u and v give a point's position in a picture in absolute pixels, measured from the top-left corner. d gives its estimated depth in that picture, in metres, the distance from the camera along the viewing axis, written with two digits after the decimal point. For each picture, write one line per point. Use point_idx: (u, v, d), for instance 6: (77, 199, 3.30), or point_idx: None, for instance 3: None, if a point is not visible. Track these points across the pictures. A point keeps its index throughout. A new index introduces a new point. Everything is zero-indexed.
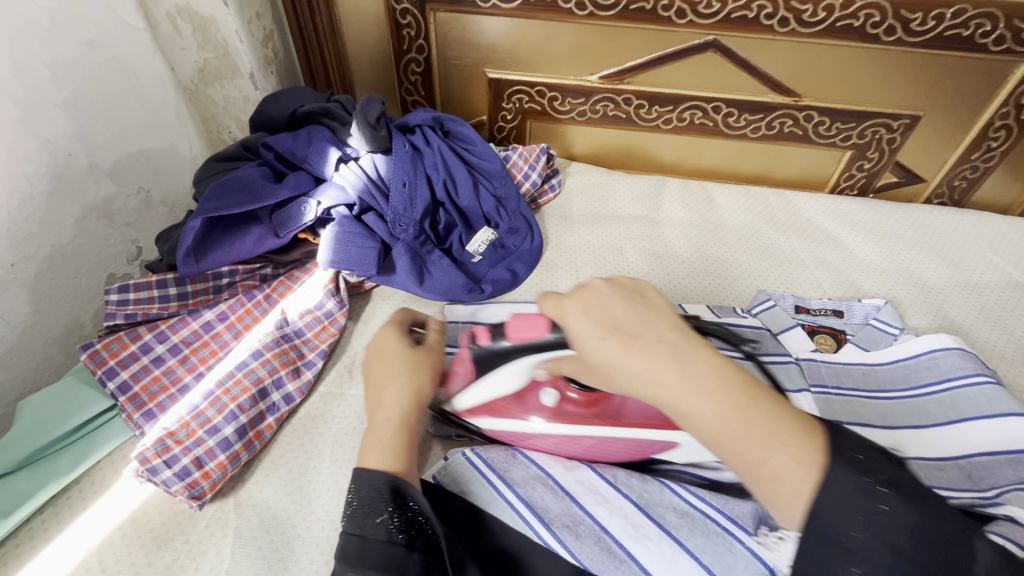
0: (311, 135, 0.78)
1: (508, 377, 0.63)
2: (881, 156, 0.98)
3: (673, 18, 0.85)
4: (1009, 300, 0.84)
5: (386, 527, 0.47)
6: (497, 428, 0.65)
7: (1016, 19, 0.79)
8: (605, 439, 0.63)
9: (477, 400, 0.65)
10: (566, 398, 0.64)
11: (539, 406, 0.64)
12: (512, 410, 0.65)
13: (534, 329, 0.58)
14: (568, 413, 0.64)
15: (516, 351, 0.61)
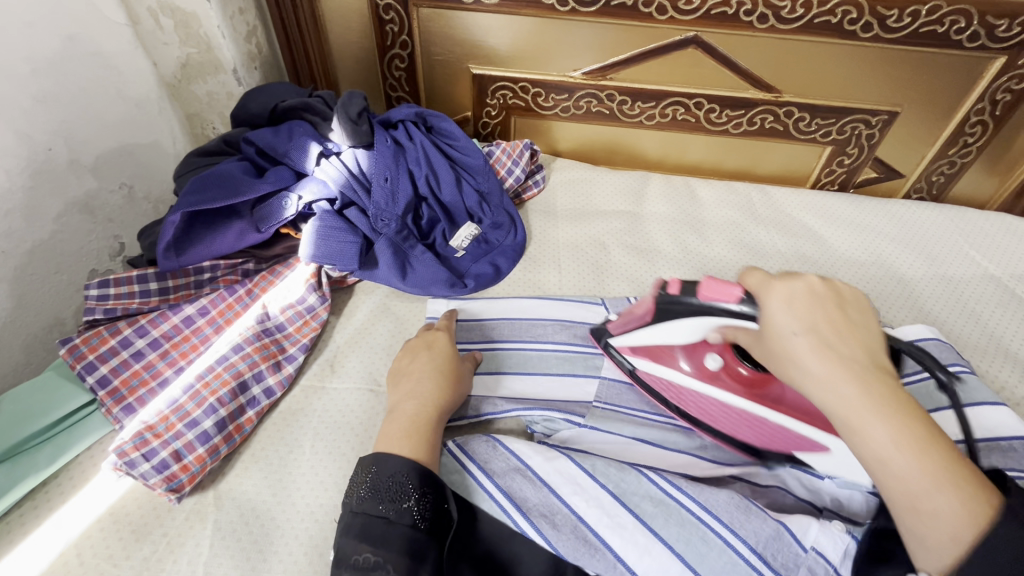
0: (292, 130, 0.78)
1: (680, 331, 0.63)
2: (861, 152, 0.99)
3: (655, 14, 0.86)
4: (983, 293, 0.85)
5: (411, 512, 0.48)
6: (654, 374, 0.68)
7: (990, 16, 0.80)
8: (750, 415, 0.63)
9: (638, 342, 0.68)
10: (727, 367, 0.65)
11: (699, 368, 0.66)
12: (675, 359, 0.67)
13: (727, 295, 0.54)
14: (724, 382, 0.65)
15: (701, 308, 0.58)
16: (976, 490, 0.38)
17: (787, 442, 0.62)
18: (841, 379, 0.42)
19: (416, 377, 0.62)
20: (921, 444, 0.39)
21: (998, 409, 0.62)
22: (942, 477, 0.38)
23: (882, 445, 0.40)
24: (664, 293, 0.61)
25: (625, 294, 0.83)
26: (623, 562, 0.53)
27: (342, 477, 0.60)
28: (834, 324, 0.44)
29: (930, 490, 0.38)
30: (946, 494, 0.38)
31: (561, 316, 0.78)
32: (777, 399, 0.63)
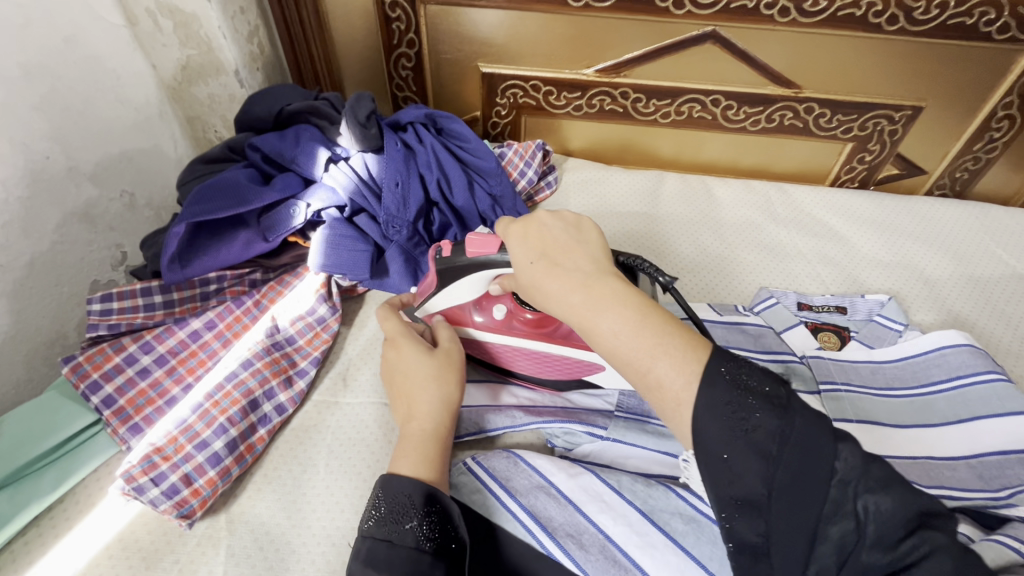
0: (299, 135, 0.75)
1: (456, 290, 0.63)
2: (883, 148, 0.96)
3: (671, 9, 0.83)
4: (1014, 293, 0.82)
5: (415, 533, 0.46)
6: (458, 336, 0.69)
7: (1021, 7, 0.77)
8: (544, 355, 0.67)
9: (455, 311, 0.68)
10: (518, 317, 0.68)
11: (489, 320, 0.68)
12: (469, 321, 0.68)
13: (487, 243, 0.57)
14: (515, 329, 0.68)
15: (467, 266, 0.60)
16: (696, 355, 0.39)
17: (568, 367, 0.67)
18: (571, 288, 0.43)
19: (409, 399, 0.56)
20: (638, 321, 0.40)
21: None
22: (655, 346, 0.39)
23: (608, 337, 0.41)
24: (439, 257, 0.62)
25: None
26: None
27: (359, 498, 0.58)
28: (569, 241, 0.47)
29: (649, 357, 0.39)
30: (660, 359, 0.39)
31: None
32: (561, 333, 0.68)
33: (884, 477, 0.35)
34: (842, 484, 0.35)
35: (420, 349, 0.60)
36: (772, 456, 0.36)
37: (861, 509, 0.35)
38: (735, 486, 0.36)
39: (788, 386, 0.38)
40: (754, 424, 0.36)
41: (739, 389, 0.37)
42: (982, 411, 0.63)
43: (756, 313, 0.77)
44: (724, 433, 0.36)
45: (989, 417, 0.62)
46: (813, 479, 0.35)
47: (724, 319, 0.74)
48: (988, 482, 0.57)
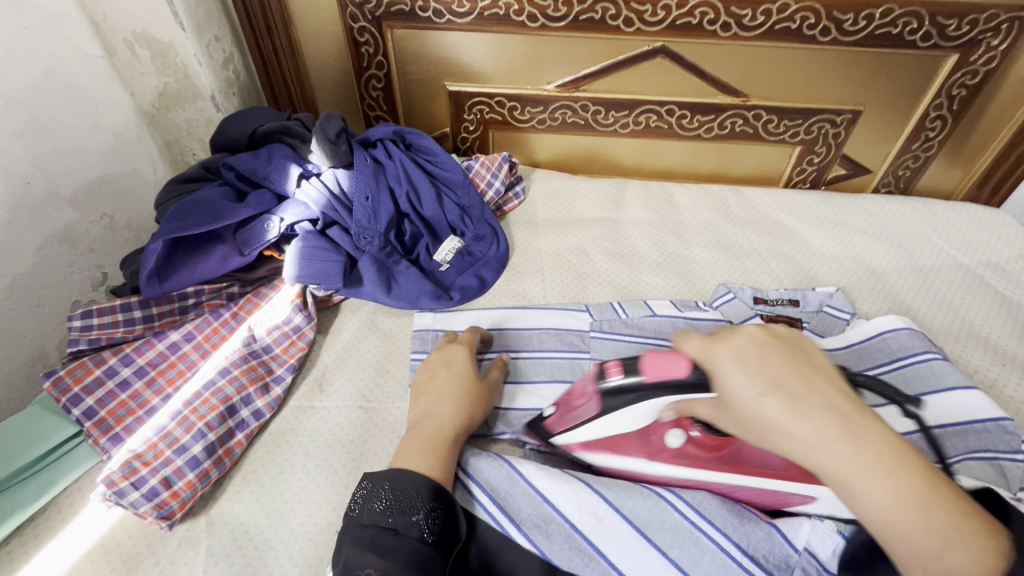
0: (272, 154, 0.79)
1: (636, 416, 0.56)
2: (829, 150, 1.03)
3: (622, 26, 0.89)
4: (953, 281, 0.88)
5: (420, 526, 0.49)
6: (614, 463, 0.61)
7: (940, 17, 0.84)
8: (725, 485, 0.57)
9: (588, 438, 0.60)
10: (689, 439, 0.57)
11: (660, 447, 0.59)
12: (633, 447, 0.59)
13: (676, 367, 0.51)
14: (689, 456, 0.57)
15: (648, 391, 0.53)
16: (971, 533, 0.38)
17: (768, 497, 0.57)
18: (832, 438, 0.38)
19: (436, 396, 0.62)
20: (924, 498, 0.37)
21: (970, 393, 0.64)
22: (950, 534, 0.37)
23: (883, 509, 0.38)
24: (608, 382, 0.56)
25: (607, 299, 0.84)
26: (617, 570, 0.54)
27: (336, 494, 0.60)
28: (803, 371, 0.41)
29: (943, 547, 0.37)
30: (957, 551, 0.37)
31: (543, 325, 0.79)
32: (742, 456, 0.55)
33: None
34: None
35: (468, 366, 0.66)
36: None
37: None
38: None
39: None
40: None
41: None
42: (921, 387, 0.67)
43: (713, 307, 0.81)
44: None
45: (928, 393, 0.66)
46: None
47: (681, 314, 0.78)
48: None
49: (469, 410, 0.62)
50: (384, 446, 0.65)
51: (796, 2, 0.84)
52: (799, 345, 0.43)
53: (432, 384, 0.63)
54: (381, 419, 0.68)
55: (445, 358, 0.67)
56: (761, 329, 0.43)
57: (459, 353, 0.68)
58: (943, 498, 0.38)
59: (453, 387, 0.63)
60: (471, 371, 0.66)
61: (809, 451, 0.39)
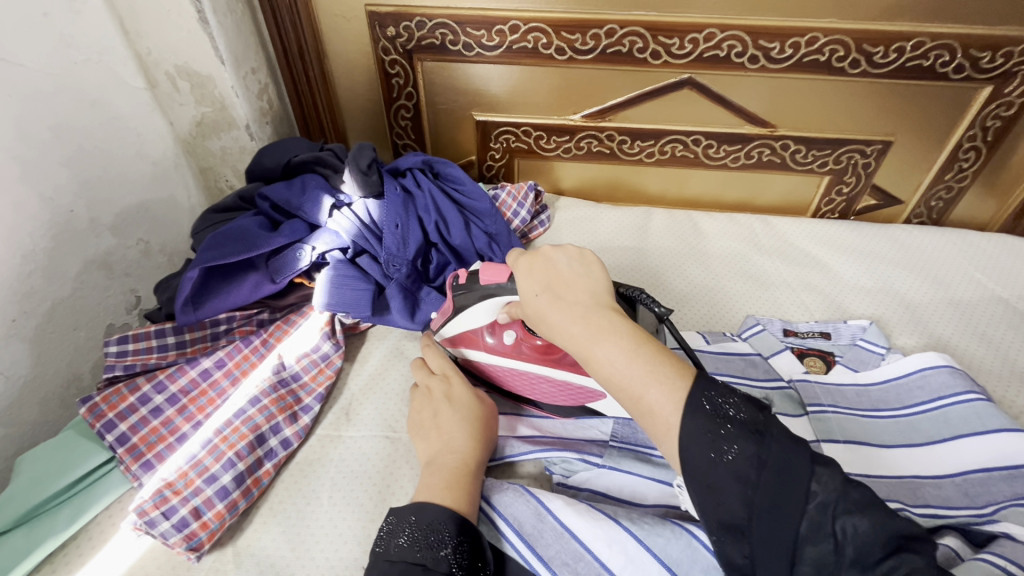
0: (305, 184, 0.80)
1: (473, 317, 0.70)
2: (858, 180, 1.01)
3: (649, 59, 0.90)
4: (993, 316, 0.85)
5: (448, 560, 0.48)
6: (472, 357, 0.74)
7: (973, 49, 0.83)
8: (545, 378, 0.70)
9: (455, 334, 0.73)
10: (527, 341, 0.70)
11: (500, 344, 0.71)
12: (478, 343, 0.72)
13: (499, 273, 0.66)
14: (522, 353, 0.70)
15: (484, 292, 0.68)
16: (685, 381, 0.42)
17: (566, 392, 0.69)
18: (570, 320, 0.47)
19: (447, 430, 0.62)
20: (632, 351, 0.44)
21: (1019, 436, 0.61)
22: (650, 373, 0.42)
23: (610, 363, 0.44)
24: (459, 284, 0.71)
25: None
26: None
27: (362, 529, 0.60)
28: (572, 277, 0.51)
29: (645, 385, 0.42)
30: (655, 388, 0.42)
31: None
32: (572, 360, 0.69)
33: (861, 499, 0.39)
34: (820, 508, 0.38)
35: (469, 394, 0.67)
36: (753, 482, 0.39)
37: (840, 530, 0.38)
38: (719, 507, 0.40)
39: (765, 413, 0.42)
40: (733, 455, 0.40)
41: (714, 420, 0.41)
42: (964, 429, 0.64)
43: (742, 339, 0.80)
44: (704, 464, 0.40)
45: (971, 435, 0.63)
46: (784, 507, 0.39)
47: (711, 346, 0.76)
48: (973, 499, 0.59)
49: (481, 437, 0.63)
50: (410, 479, 0.64)
51: (826, 35, 0.84)
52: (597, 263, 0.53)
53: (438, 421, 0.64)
54: (408, 449, 0.67)
55: (441, 393, 0.67)
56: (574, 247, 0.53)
57: (458, 386, 0.68)
58: (671, 364, 0.43)
59: (460, 419, 0.63)
60: (470, 398, 0.66)
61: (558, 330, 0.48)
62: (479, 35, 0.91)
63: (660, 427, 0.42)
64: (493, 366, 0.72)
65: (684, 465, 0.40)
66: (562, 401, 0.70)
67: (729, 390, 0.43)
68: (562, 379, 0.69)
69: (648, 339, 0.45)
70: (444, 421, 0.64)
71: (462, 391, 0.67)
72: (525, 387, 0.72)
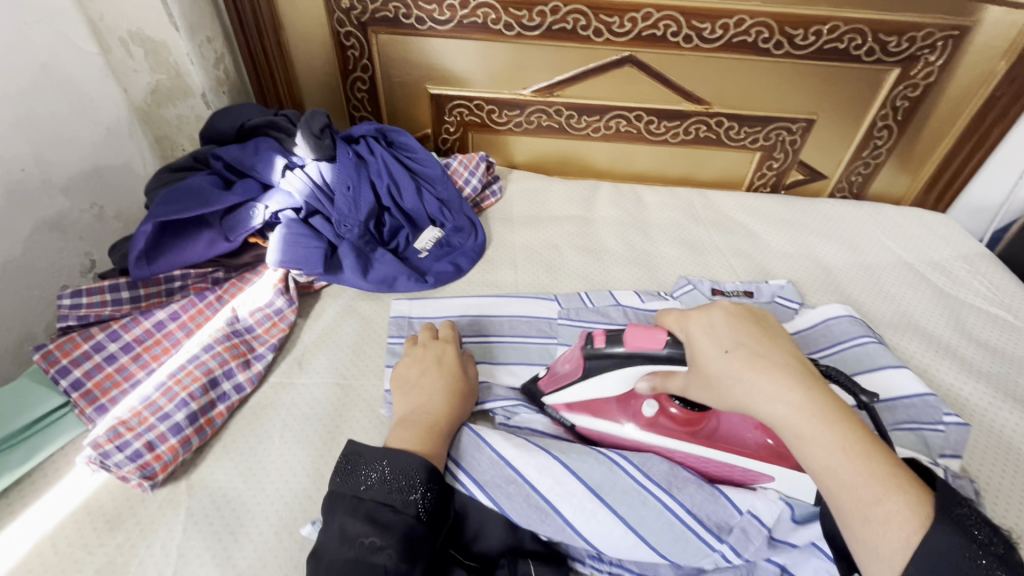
0: (258, 145, 0.83)
1: (612, 387, 0.61)
2: (786, 156, 1.09)
3: (592, 36, 0.95)
4: (898, 277, 0.94)
5: (416, 504, 0.53)
6: (592, 427, 0.67)
7: (881, 33, 0.91)
8: (696, 456, 0.63)
9: (574, 400, 0.67)
10: (665, 412, 0.64)
11: (637, 415, 0.65)
12: (613, 412, 0.67)
13: (652, 341, 0.55)
14: (662, 427, 0.64)
15: (626, 359, 0.58)
16: (924, 496, 0.42)
17: (736, 475, 0.61)
18: (784, 390, 0.46)
19: (427, 391, 0.65)
20: (861, 448, 0.44)
21: (900, 372, 0.70)
22: (885, 479, 0.42)
23: (828, 453, 0.44)
24: (588, 351, 0.61)
25: (575, 289, 0.90)
26: (571, 525, 0.57)
27: (311, 463, 0.64)
28: (757, 336, 0.50)
29: (880, 493, 0.42)
30: (892, 499, 0.42)
31: (516, 312, 0.83)
32: (715, 433, 0.63)
33: None
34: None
35: (455, 365, 0.69)
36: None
37: None
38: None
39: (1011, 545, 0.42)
40: None
41: (967, 537, 0.40)
42: (857, 367, 0.73)
43: (673, 297, 0.86)
44: None
45: (862, 372, 0.72)
46: None
47: (644, 305, 0.85)
48: None
49: (457, 406, 0.65)
50: (358, 420, 0.69)
51: (751, 18, 0.91)
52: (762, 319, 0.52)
53: (423, 379, 0.66)
54: (357, 394, 0.72)
55: (434, 355, 0.70)
56: (732, 304, 0.52)
57: (448, 351, 0.71)
58: (900, 469, 0.43)
59: (444, 384, 0.66)
60: (457, 368, 0.69)
61: (767, 402, 0.46)
62: (431, 9, 0.95)
63: (891, 539, 0.41)
64: (615, 436, 0.67)
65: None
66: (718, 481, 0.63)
67: (976, 519, 0.42)
68: (702, 458, 0.62)
69: (862, 426, 0.45)
70: (421, 381, 0.66)
71: (452, 359, 0.70)
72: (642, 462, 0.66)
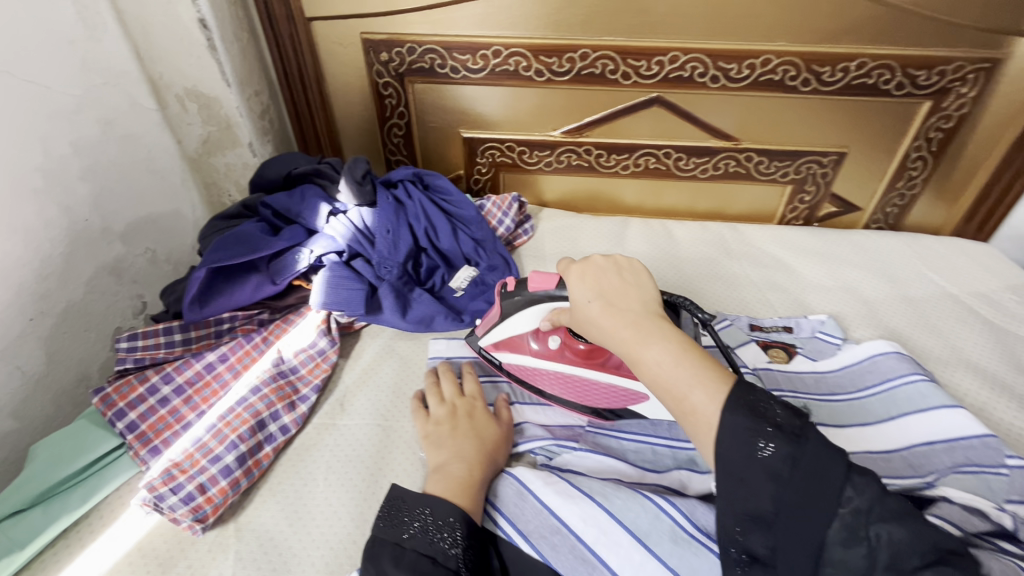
0: (304, 193, 0.87)
1: (518, 321, 0.74)
2: (818, 189, 1.09)
3: (620, 79, 0.99)
4: (945, 311, 0.91)
5: (457, 559, 0.54)
6: (512, 363, 0.77)
7: (910, 68, 0.92)
8: (593, 381, 0.74)
9: (499, 337, 0.77)
10: (570, 346, 0.75)
11: (545, 349, 0.76)
12: (525, 346, 0.76)
13: (548, 281, 0.69)
14: (567, 358, 0.75)
15: (530, 299, 0.71)
16: (725, 387, 0.46)
17: (615, 395, 0.73)
18: (620, 325, 0.51)
19: (460, 440, 0.66)
20: (681, 357, 0.48)
21: (956, 412, 0.68)
22: (697, 378, 0.46)
23: (656, 366, 0.48)
24: (506, 292, 0.74)
25: None
26: None
27: (355, 506, 0.64)
28: (620, 287, 0.55)
29: (645, 345, 0.49)
30: (650, 347, 0.49)
31: None
32: (610, 364, 0.74)
33: (895, 509, 0.41)
34: (854, 513, 0.40)
35: (484, 413, 0.70)
36: (783, 480, 0.42)
37: (874, 536, 0.40)
38: (749, 500, 0.43)
39: (804, 419, 0.45)
40: (769, 448, 0.43)
41: (756, 415, 0.44)
42: (908, 407, 0.71)
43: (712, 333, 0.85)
44: (728, 452, 0.43)
45: (913, 413, 0.70)
46: (814, 506, 0.41)
47: None
48: (917, 468, 0.65)
49: (490, 453, 0.65)
50: (400, 462, 0.69)
51: (778, 57, 0.93)
52: (637, 274, 0.56)
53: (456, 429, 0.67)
54: (397, 436, 0.72)
55: (465, 405, 0.71)
56: (605, 257, 0.58)
57: (477, 403, 0.71)
58: (711, 369, 0.47)
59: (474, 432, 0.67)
60: (489, 419, 0.69)
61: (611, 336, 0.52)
62: (466, 59, 1.00)
63: (703, 428, 0.45)
64: (529, 366, 0.77)
65: (719, 461, 0.43)
66: (601, 404, 0.74)
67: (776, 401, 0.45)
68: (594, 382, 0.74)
69: (688, 344, 0.49)
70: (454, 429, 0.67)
71: (481, 409, 0.70)
72: (544, 390, 0.76)
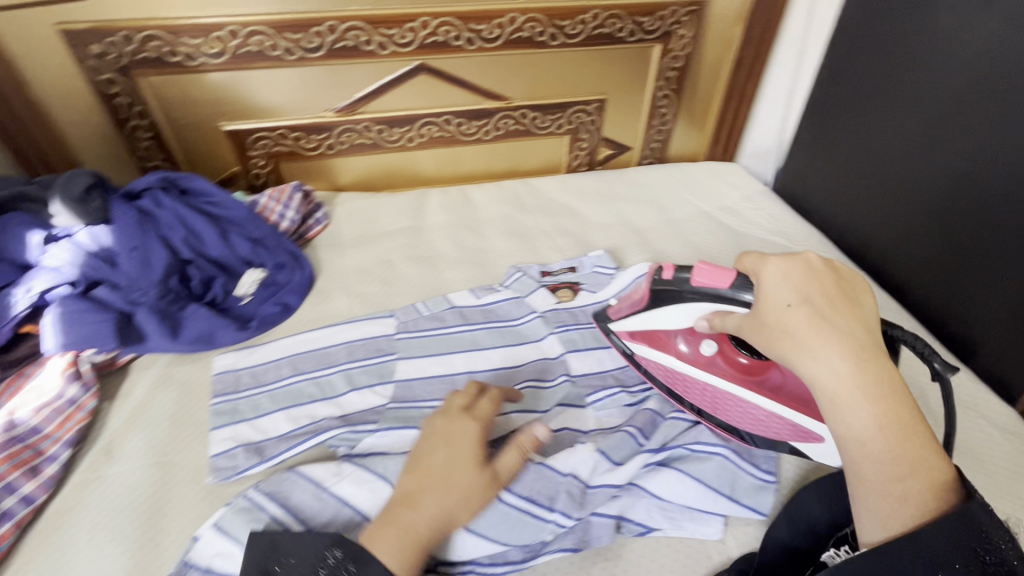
0: (5, 225, 0.75)
1: (673, 316, 0.66)
2: (591, 136, 1.18)
3: (377, 50, 0.96)
4: (700, 227, 1.06)
5: None
6: (648, 357, 0.70)
7: (635, 16, 1.02)
8: (752, 403, 0.64)
9: (637, 327, 0.70)
10: (724, 354, 0.66)
11: (693, 353, 0.68)
12: (671, 342, 0.68)
13: (725, 278, 0.58)
14: (718, 367, 0.66)
15: (696, 294, 0.62)
16: (940, 484, 0.43)
17: (784, 426, 0.63)
18: (839, 358, 0.46)
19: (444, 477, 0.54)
20: (905, 431, 0.44)
21: None
22: (916, 461, 0.43)
23: (865, 426, 0.44)
24: (660, 278, 0.64)
25: (412, 301, 0.89)
26: None
27: (127, 560, 0.58)
28: (836, 303, 0.50)
29: (864, 403, 0.44)
30: (869, 408, 0.44)
31: (354, 336, 0.81)
32: (777, 387, 0.64)
33: None
34: None
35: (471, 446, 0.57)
36: None
37: None
38: None
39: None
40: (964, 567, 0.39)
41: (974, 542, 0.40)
42: None
43: (505, 287, 0.89)
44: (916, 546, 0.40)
45: None
46: None
47: (481, 301, 0.87)
48: None
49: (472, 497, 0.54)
50: (184, 498, 0.63)
51: (522, 15, 0.97)
52: (852, 288, 0.52)
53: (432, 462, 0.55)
54: (180, 470, 0.66)
55: (456, 426, 0.59)
56: (821, 259, 0.54)
57: (467, 427, 0.59)
58: (922, 459, 0.44)
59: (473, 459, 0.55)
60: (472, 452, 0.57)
61: (813, 362, 0.46)
62: (198, 43, 0.90)
63: (896, 515, 0.43)
64: (673, 370, 0.68)
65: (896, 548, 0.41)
66: (755, 430, 0.64)
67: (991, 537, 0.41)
68: (754, 402, 0.64)
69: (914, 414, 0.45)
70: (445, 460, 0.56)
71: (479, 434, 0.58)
72: (678, 397, 0.68)
